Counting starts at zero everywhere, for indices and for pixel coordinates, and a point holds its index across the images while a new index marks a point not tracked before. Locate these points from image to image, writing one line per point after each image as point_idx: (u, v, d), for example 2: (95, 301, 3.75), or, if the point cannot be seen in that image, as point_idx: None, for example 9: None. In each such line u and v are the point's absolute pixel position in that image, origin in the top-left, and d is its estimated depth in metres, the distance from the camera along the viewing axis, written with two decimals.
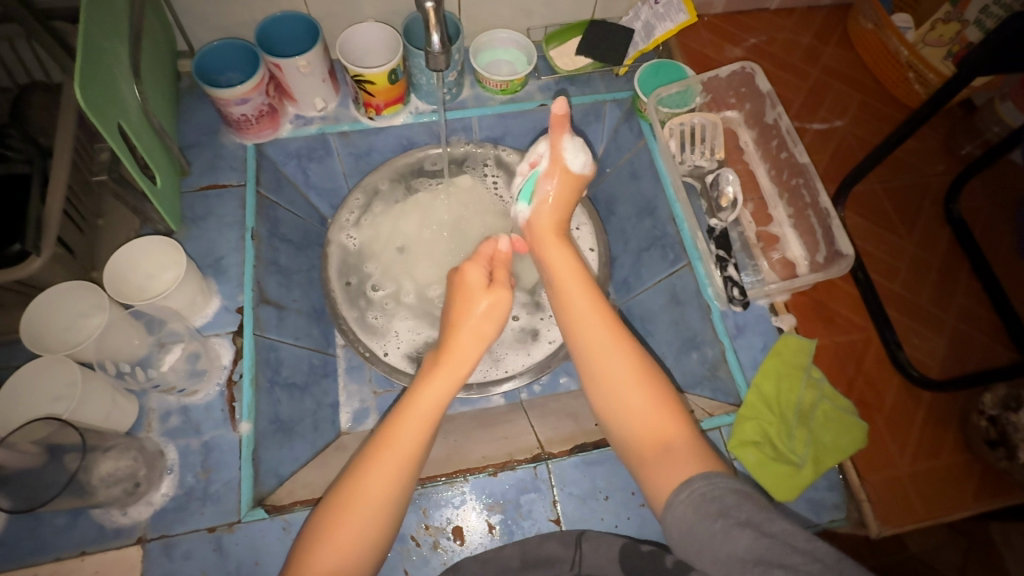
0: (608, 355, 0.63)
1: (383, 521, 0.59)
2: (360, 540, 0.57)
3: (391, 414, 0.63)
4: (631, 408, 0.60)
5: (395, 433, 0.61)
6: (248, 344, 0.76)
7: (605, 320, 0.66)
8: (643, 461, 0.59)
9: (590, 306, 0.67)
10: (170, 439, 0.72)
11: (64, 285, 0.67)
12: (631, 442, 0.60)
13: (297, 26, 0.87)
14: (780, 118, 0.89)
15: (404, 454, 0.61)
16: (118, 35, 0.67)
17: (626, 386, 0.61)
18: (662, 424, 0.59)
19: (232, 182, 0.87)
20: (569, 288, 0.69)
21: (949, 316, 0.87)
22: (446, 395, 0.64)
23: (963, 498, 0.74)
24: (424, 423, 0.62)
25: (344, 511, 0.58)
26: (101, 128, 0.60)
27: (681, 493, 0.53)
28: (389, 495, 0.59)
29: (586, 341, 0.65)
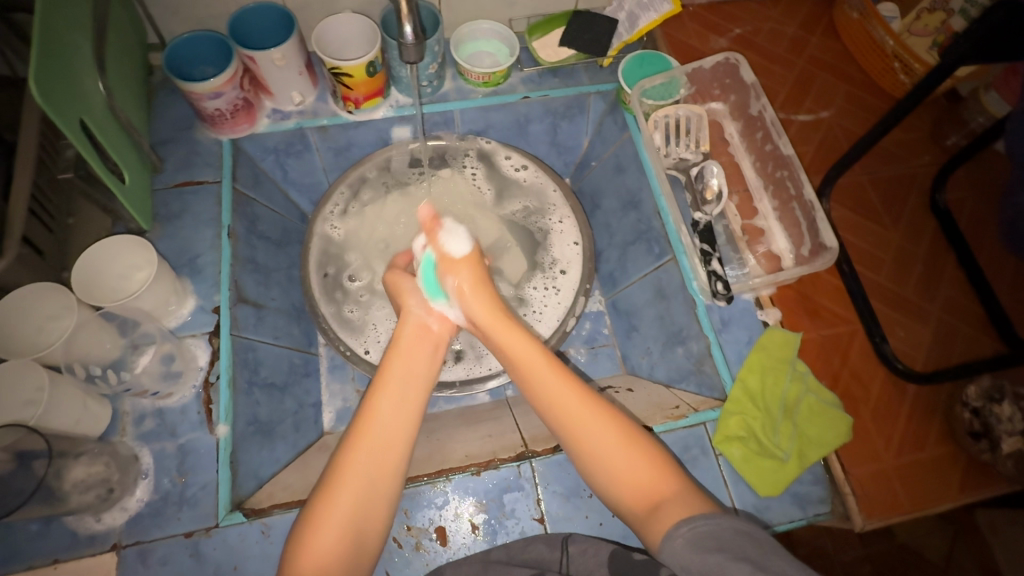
0: (583, 427, 0.61)
1: (378, 496, 0.58)
2: (357, 517, 0.56)
3: (369, 393, 0.65)
4: (617, 466, 0.59)
5: (372, 414, 0.62)
6: (225, 345, 0.74)
7: (570, 392, 0.63)
8: (640, 521, 0.57)
9: (554, 382, 0.63)
10: (145, 442, 0.71)
11: (29, 288, 0.66)
12: (620, 498, 0.58)
13: (270, 18, 0.84)
14: (764, 110, 0.88)
15: (387, 428, 0.61)
16: (79, 28, 0.65)
17: (611, 448, 0.59)
18: (651, 479, 0.58)
19: (208, 178, 0.85)
20: (526, 371, 0.65)
21: (934, 307, 0.87)
22: (408, 371, 0.67)
23: (948, 490, 0.74)
24: (397, 397, 0.64)
25: (337, 484, 0.58)
26: (59, 123, 0.57)
27: (681, 527, 0.52)
28: (382, 468, 0.59)
29: (559, 422, 0.62)
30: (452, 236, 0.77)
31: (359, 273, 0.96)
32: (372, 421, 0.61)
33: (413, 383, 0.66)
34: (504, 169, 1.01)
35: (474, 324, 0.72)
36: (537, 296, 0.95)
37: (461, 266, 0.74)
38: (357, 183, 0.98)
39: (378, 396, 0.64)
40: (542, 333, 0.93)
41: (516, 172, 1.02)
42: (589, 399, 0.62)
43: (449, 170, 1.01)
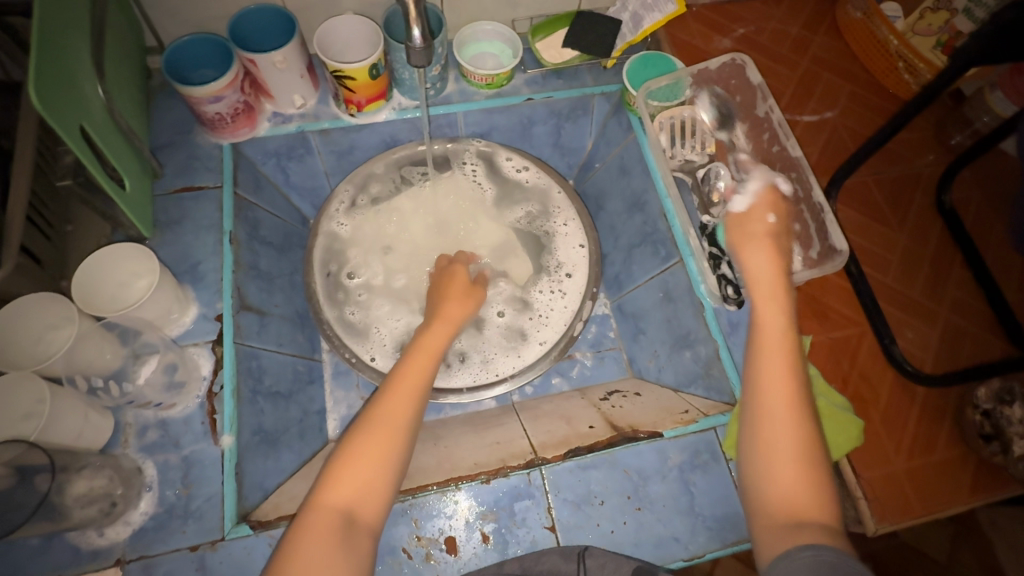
0: (776, 416, 0.60)
1: (404, 440, 0.64)
2: (386, 454, 0.63)
3: (404, 354, 0.73)
4: (778, 469, 0.57)
5: (401, 371, 0.70)
6: (229, 353, 0.73)
7: (786, 385, 0.61)
8: (767, 529, 0.56)
9: (780, 368, 0.62)
10: (148, 454, 0.69)
11: (28, 297, 0.64)
12: (766, 498, 0.57)
13: (272, 20, 0.83)
14: (771, 111, 0.86)
15: (414, 383, 0.68)
16: (77, 31, 0.63)
17: (788, 449, 0.58)
18: (808, 501, 0.56)
19: (208, 183, 0.84)
20: (762, 351, 0.64)
21: (941, 308, 0.86)
22: (441, 339, 0.75)
23: (959, 492, 0.74)
24: (428, 359, 0.71)
25: (372, 428, 0.64)
26: (59, 130, 0.56)
27: (803, 550, 0.50)
28: (408, 415, 0.66)
29: (768, 403, 0.61)
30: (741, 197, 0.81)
31: (359, 271, 0.96)
32: (403, 375, 0.69)
33: (439, 348, 0.74)
34: (506, 170, 1.01)
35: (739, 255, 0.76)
36: (542, 299, 0.95)
37: (753, 224, 0.76)
38: (365, 179, 0.98)
39: (411, 357, 0.72)
40: (550, 338, 0.92)
41: (517, 172, 1.01)
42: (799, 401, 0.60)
43: (453, 172, 1.00)
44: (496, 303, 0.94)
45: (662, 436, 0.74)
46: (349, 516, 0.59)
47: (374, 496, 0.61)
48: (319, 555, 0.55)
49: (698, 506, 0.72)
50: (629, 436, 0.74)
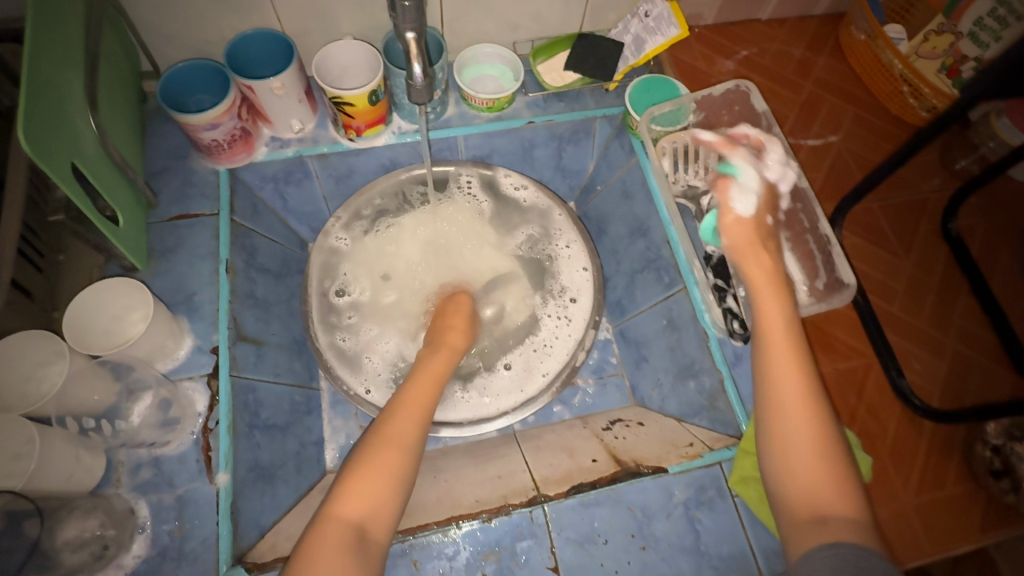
0: (789, 409, 0.61)
1: (409, 457, 0.64)
2: (394, 470, 0.62)
3: (406, 379, 0.74)
4: (798, 465, 0.58)
5: (408, 392, 0.71)
6: (224, 388, 0.71)
7: (794, 374, 0.62)
8: (794, 527, 0.57)
9: (785, 354, 0.63)
10: (141, 494, 0.67)
11: (17, 335, 0.63)
12: (789, 497, 0.58)
13: (270, 44, 0.82)
14: (776, 139, 0.85)
15: (421, 404, 0.69)
16: (69, 65, 0.62)
17: (803, 442, 0.59)
18: (830, 491, 0.57)
19: (204, 211, 0.82)
20: (766, 344, 0.65)
21: (949, 338, 0.85)
22: (444, 364, 0.77)
23: (969, 530, 0.72)
24: (432, 382, 0.73)
25: (381, 446, 0.63)
26: (49, 172, 0.54)
27: (824, 552, 0.52)
28: (417, 435, 0.66)
29: (778, 394, 0.62)
30: (745, 194, 0.74)
31: (349, 288, 0.95)
32: (410, 395, 0.70)
33: (443, 371, 0.75)
34: (504, 188, 0.99)
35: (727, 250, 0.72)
36: (549, 325, 0.94)
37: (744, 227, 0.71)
38: (367, 201, 0.97)
39: (415, 378, 0.73)
40: (553, 369, 0.91)
41: (516, 191, 0.99)
42: (809, 388, 0.61)
43: (454, 194, 0.99)
44: (504, 356, 0.92)
45: (666, 472, 0.73)
46: (358, 531, 0.57)
47: (384, 515, 0.59)
48: (332, 572, 0.53)
49: (704, 544, 0.70)
50: (633, 471, 0.73)
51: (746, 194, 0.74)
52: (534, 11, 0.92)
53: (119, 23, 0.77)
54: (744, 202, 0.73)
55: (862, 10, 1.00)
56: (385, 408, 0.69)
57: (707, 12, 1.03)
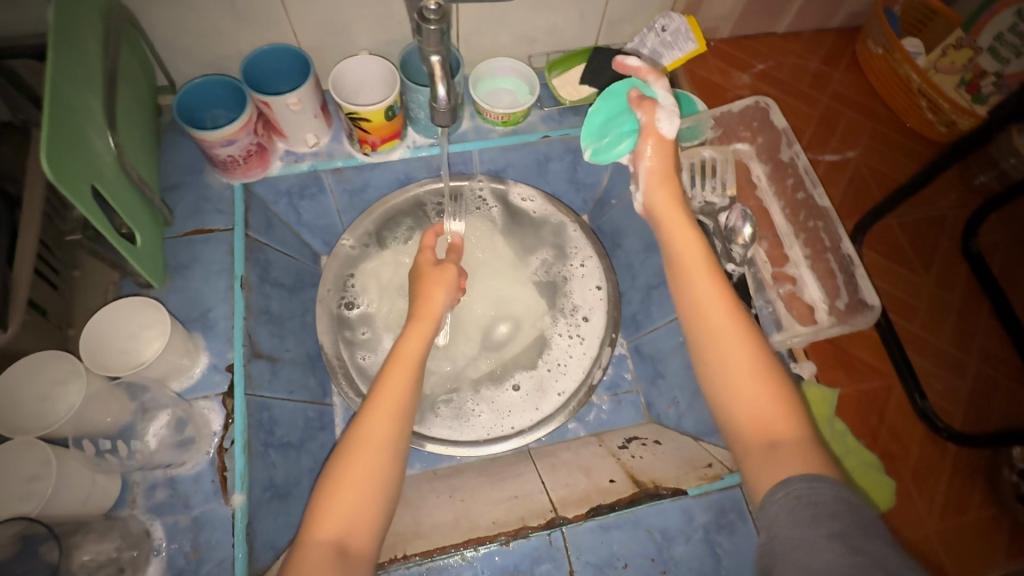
0: (725, 342, 0.62)
1: (394, 453, 0.61)
2: (373, 477, 0.59)
3: (384, 365, 0.67)
4: (742, 396, 0.59)
5: (387, 386, 0.64)
6: (239, 406, 0.71)
7: (726, 313, 0.63)
8: (748, 457, 0.57)
9: (711, 293, 0.64)
10: (156, 515, 0.67)
11: (32, 356, 0.63)
12: (739, 430, 0.58)
13: (286, 59, 0.81)
14: (797, 157, 0.85)
15: (399, 395, 0.64)
16: (89, 85, 0.62)
17: (742, 370, 0.60)
18: (774, 412, 0.58)
19: (219, 226, 0.82)
20: (685, 282, 0.66)
21: (971, 358, 0.84)
22: (426, 341, 0.69)
23: (995, 556, 0.71)
24: (410, 368, 0.66)
25: (356, 453, 0.59)
26: (70, 195, 0.54)
27: (777, 493, 0.51)
28: (393, 432, 0.62)
29: (711, 329, 0.63)
30: (671, 116, 0.74)
31: (358, 300, 0.94)
32: (387, 389, 0.63)
33: (421, 349, 0.68)
34: (510, 198, 0.98)
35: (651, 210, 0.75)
36: (561, 344, 0.92)
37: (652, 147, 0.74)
38: (383, 214, 0.97)
39: (393, 362, 0.66)
40: (569, 388, 0.90)
41: (524, 202, 0.99)
42: (731, 305, 0.64)
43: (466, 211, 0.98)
44: (513, 377, 0.91)
45: (686, 494, 0.72)
46: (340, 548, 0.54)
47: (365, 525, 0.57)
48: None
49: (725, 569, 0.69)
50: (652, 493, 0.72)
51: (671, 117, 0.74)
52: (551, 24, 0.92)
53: (138, 42, 0.77)
54: (669, 122, 0.74)
55: (880, 24, 0.99)
56: (361, 407, 0.64)
57: (722, 26, 1.02)
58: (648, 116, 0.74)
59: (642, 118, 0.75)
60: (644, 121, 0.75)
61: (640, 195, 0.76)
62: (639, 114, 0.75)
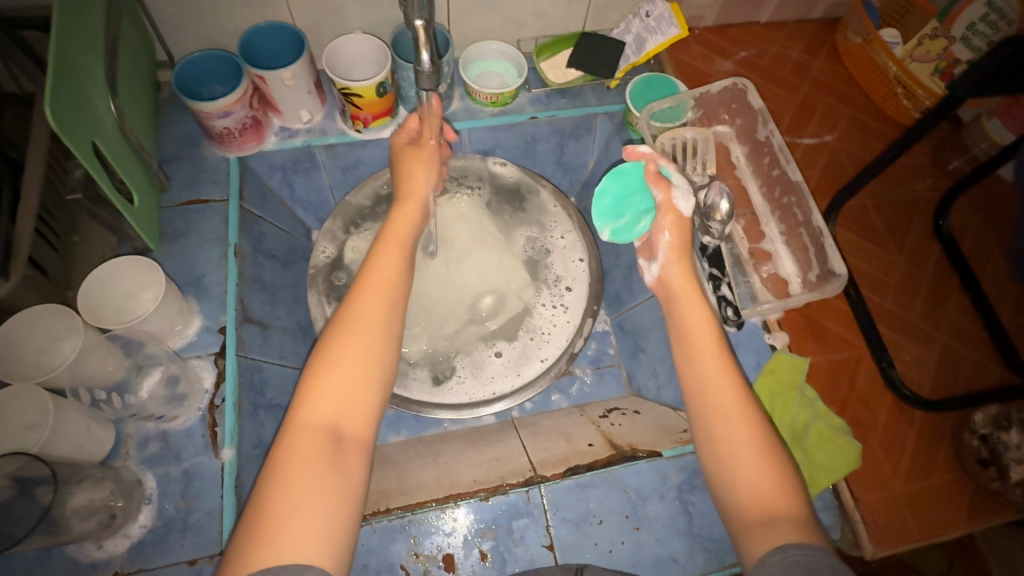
0: (726, 415, 0.62)
1: (386, 324, 0.65)
2: (365, 358, 0.62)
3: (374, 249, 0.72)
4: (743, 471, 0.59)
5: (374, 266, 0.69)
6: (231, 366, 0.73)
7: (732, 388, 0.64)
8: (744, 532, 0.56)
9: (719, 371, 0.65)
10: (149, 467, 0.70)
11: (31, 310, 0.64)
12: (736, 504, 0.58)
13: (281, 38, 0.84)
14: (771, 135, 0.87)
15: (389, 271, 0.69)
16: (92, 50, 0.65)
17: (745, 443, 0.60)
18: (773, 490, 0.57)
19: (215, 197, 0.85)
20: (688, 352, 0.68)
21: (939, 332, 0.87)
22: (407, 233, 0.75)
23: (957, 517, 0.74)
24: (399, 251, 0.72)
25: (349, 324, 0.64)
26: (73, 148, 0.57)
27: (772, 556, 0.50)
28: (386, 305, 0.66)
29: (714, 403, 0.63)
30: (685, 195, 0.76)
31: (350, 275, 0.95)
32: (374, 272, 0.68)
33: (406, 239, 0.74)
34: (488, 167, 1.01)
35: (664, 284, 0.75)
36: (544, 314, 0.96)
37: (665, 223, 0.76)
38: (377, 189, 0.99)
39: (380, 252, 0.71)
40: (551, 356, 0.93)
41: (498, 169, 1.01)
42: (734, 378, 0.64)
43: (455, 190, 1.00)
44: (495, 344, 0.94)
45: (661, 456, 0.75)
46: (335, 431, 0.57)
47: (356, 410, 0.60)
48: (312, 471, 0.54)
49: (696, 526, 0.72)
50: (628, 455, 0.75)
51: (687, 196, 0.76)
52: (539, 9, 0.95)
53: (137, 14, 0.80)
54: (685, 200, 0.76)
55: (858, 14, 1.03)
56: (352, 288, 0.68)
57: (706, 15, 1.05)
58: (665, 194, 0.76)
59: (659, 196, 0.77)
60: (660, 199, 0.77)
61: (655, 268, 0.77)
62: (657, 194, 0.77)
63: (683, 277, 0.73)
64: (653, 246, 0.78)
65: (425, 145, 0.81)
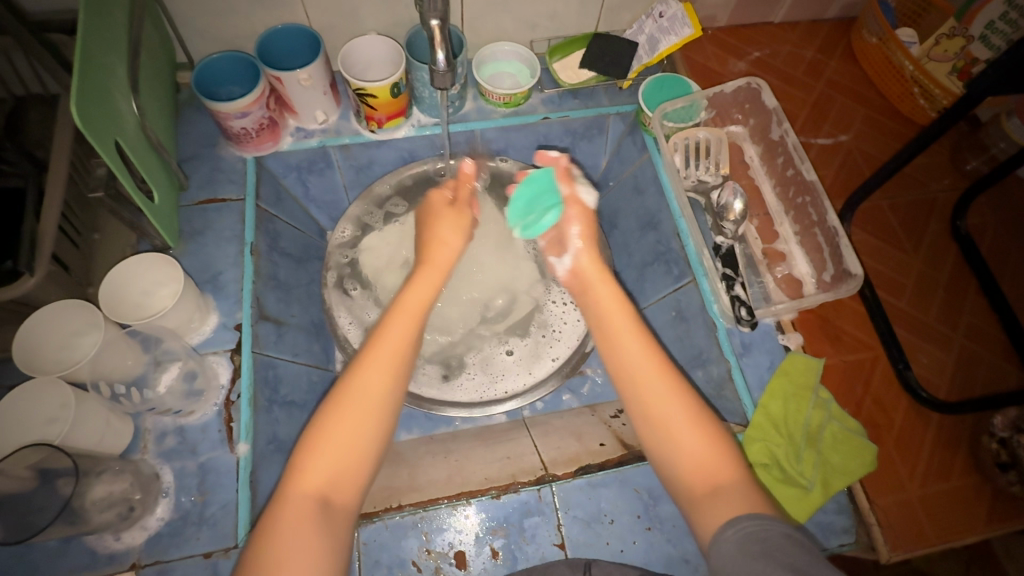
0: (656, 394, 0.61)
1: (387, 404, 0.60)
2: (360, 434, 0.58)
3: (385, 312, 0.66)
4: (683, 446, 0.58)
5: (385, 332, 0.63)
6: (246, 362, 0.74)
7: (655, 365, 0.63)
8: (693, 507, 0.56)
9: (642, 352, 0.64)
10: (166, 460, 0.71)
11: (56, 305, 0.66)
12: (681, 480, 0.58)
13: (298, 39, 0.85)
14: (785, 135, 0.87)
15: (400, 342, 0.63)
16: (116, 51, 0.66)
17: (680, 423, 0.59)
18: (714, 461, 0.57)
19: (231, 196, 0.86)
20: (610, 332, 0.67)
21: (957, 333, 0.86)
22: (428, 293, 0.68)
23: (975, 522, 0.73)
24: (413, 317, 0.65)
25: (347, 400, 0.59)
26: (96, 146, 0.58)
27: (726, 531, 0.51)
28: (391, 384, 0.61)
29: (635, 384, 0.62)
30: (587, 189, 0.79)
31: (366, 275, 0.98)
32: (385, 335, 0.63)
33: (427, 300, 0.67)
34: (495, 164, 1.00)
35: (576, 274, 0.74)
36: (555, 312, 0.96)
37: (574, 215, 0.76)
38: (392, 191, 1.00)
39: (393, 312, 0.65)
40: (562, 354, 0.93)
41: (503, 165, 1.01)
42: (658, 356, 0.64)
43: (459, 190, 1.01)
44: (507, 342, 0.94)
45: None
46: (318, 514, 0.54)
47: (347, 487, 0.57)
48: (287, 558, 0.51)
49: None
50: (639, 455, 0.75)
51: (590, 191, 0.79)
52: (552, 10, 0.95)
53: (157, 14, 0.81)
54: (588, 195, 0.78)
55: (873, 14, 1.02)
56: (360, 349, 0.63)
57: (720, 15, 1.05)
58: (570, 187, 0.77)
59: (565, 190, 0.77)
60: (566, 192, 0.77)
61: (567, 260, 0.75)
62: (563, 187, 0.77)
63: (593, 264, 0.73)
64: (562, 240, 0.77)
65: (456, 208, 0.78)
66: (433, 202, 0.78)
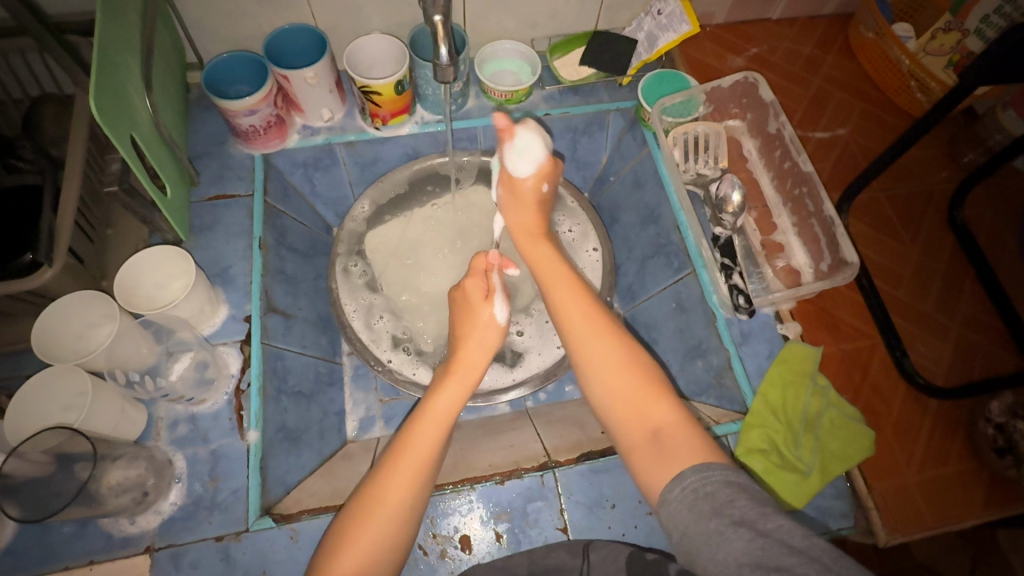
0: (590, 342, 0.66)
1: (404, 524, 0.59)
2: (376, 548, 0.57)
3: (408, 422, 0.64)
4: (618, 393, 0.62)
5: (410, 443, 0.62)
6: (256, 353, 0.76)
7: (582, 310, 0.69)
8: (635, 453, 0.59)
9: (570, 302, 0.70)
10: (178, 447, 0.73)
11: (73, 296, 0.68)
12: (623, 433, 0.61)
13: (305, 38, 0.88)
14: (782, 128, 0.89)
15: (422, 457, 0.61)
16: (130, 49, 0.68)
17: (609, 370, 0.63)
18: (651, 406, 0.60)
19: (240, 192, 0.88)
20: (547, 292, 0.72)
21: (954, 323, 0.87)
22: (455, 402, 0.66)
23: (972, 505, 0.74)
24: (437, 428, 0.63)
25: (361, 519, 0.58)
26: (113, 139, 0.61)
27: (674, 490, 0.52)
28: (410, 501, 0.59)
29: (566, 336, 0.68)
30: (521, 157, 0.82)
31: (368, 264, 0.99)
32: (410, 446, 0.61)
33: (450, 414, 0.65)
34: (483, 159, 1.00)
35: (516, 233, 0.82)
36: None
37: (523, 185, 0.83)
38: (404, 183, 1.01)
39: (418, 423, 0.63)
40: None
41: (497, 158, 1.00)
42: (588, 305, 0.70)
43: (461, 184, 1.03)
44: (517, 322, 0.97)
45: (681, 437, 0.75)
46: None
47: None
48: None
49: None
50: None
51: (534, 149, 0.82)
52: (552, 9, 0.97)
53: (167, 15, 0.83)
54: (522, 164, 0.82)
55: (869, 9, 1.03)
56: (383, 457, 0.62)
57: (717, 12, 1.07)
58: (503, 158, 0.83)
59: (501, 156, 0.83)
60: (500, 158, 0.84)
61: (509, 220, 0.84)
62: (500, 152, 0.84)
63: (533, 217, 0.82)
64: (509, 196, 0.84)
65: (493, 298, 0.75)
66: (470, 287, 0.76)
